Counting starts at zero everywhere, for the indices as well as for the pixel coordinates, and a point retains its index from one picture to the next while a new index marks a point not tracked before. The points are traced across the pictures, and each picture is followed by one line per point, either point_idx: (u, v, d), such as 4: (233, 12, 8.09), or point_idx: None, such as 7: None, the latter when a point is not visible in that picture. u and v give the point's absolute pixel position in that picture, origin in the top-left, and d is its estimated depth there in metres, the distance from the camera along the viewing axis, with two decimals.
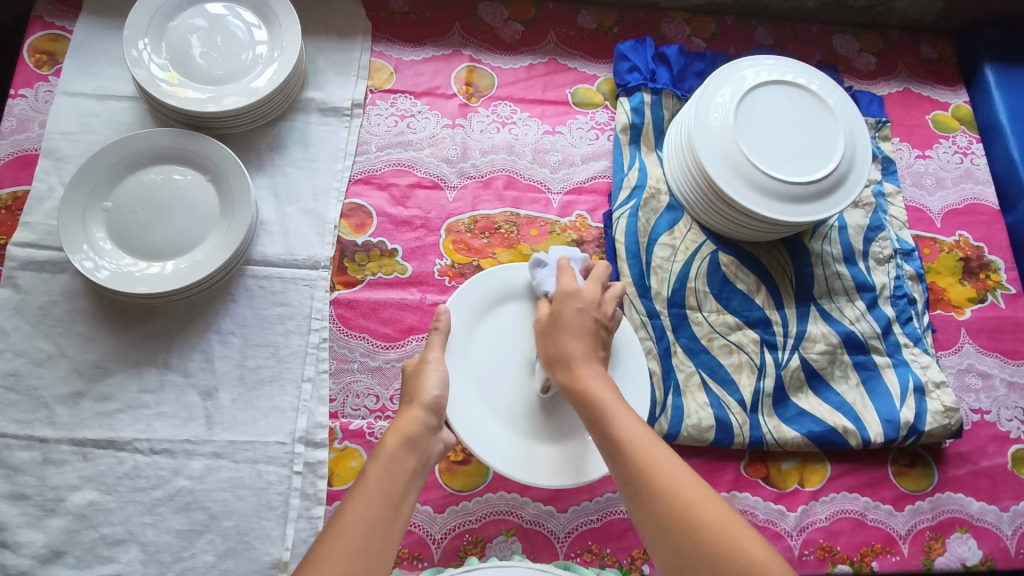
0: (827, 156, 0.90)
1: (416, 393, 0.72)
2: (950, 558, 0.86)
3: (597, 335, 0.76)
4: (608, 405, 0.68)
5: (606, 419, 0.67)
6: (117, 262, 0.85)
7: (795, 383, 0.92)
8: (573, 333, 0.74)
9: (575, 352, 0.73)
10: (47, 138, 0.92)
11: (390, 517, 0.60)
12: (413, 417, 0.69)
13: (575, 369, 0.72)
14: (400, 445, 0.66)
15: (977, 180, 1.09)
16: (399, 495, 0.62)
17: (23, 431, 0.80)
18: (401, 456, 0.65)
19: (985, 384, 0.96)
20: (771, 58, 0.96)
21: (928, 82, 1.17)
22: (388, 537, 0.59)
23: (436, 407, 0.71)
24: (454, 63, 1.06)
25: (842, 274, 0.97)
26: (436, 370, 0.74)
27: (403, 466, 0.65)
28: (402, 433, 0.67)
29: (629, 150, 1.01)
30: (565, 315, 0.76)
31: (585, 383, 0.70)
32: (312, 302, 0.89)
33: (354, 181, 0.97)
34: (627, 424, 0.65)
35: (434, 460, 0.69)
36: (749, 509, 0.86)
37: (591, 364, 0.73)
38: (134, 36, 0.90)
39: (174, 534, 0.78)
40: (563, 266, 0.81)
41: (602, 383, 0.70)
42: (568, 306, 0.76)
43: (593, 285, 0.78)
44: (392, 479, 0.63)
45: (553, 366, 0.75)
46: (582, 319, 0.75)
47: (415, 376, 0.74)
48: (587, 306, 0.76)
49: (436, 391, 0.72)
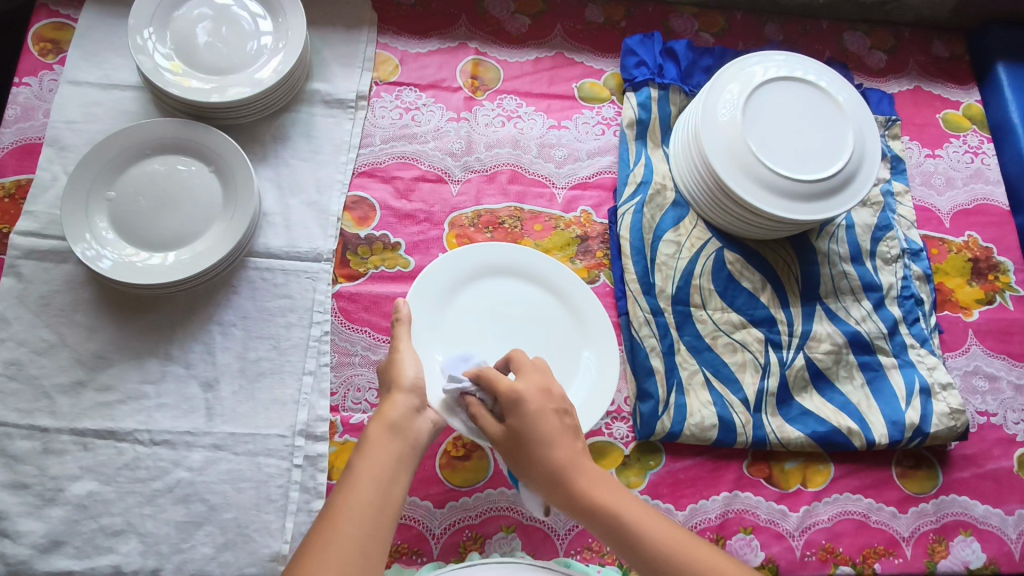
0: (837, 154, 0.89)
1: (396, 379, 0.71)
2: (953, 561, 0.86)
3: (564, 428, 0.67)
4: (623, 511, 0.63)
5: (608, 512, 0.63)
6: (119, 252, 0.84)
7: (799, 383, 0.91)
8: (545, 442, 0.66)
9: (555, 461, 0.65)
10: (51, 127, 0.92)
11: (380, 504, 0.60)
12: (396, 402, 0.69)
13: (570, 484, 0.65)
14: (382, 432, 0.66)
15: (988, 180, 1.08)
16: (389, 482, 0.62)
17: (24, 420, 0.79)
18: (386, 442, 0.65)
19: (992, 387, 0.95)
20: (780, 55, 0.95)
21: (939, 81, 1.15)
22: (380, 528, 0.58)
23: (417, 389, 0.71)
24: (460, 56, 1.05)
25: (848, 273, 0.96)
26: (408, 356, 0.74)
27: (388, 451, 0.64)
28: (385, 420, 0.67)
29: (636, 145, 1.00)
30: (521, 428, 0.66)
31: (580, 488, 0.65)
32: (314, 295, 0.89)
33: (358, 173, 0.96)
34: (655, 529, 0.61)
35: (424, 442, 0.68)
36: (751, 509, 0.86)
37: (581, 468, 0.66)
38: (139, 26, 0.90)
39: (173, 525, 0.77)
40: (488, 376, 0.70)
41: (605, 486, 0.65)
42: (523, 417, 0.67)
43: (529, 378, 0.70)
44: (381, 465, 0.63)
45: (535, 482, 0.67)
46: (543, 421, 0.66)
47: (392, 365, 0.73)
48: (541, 403, 0.67)
49: (413, 373, 0.72)
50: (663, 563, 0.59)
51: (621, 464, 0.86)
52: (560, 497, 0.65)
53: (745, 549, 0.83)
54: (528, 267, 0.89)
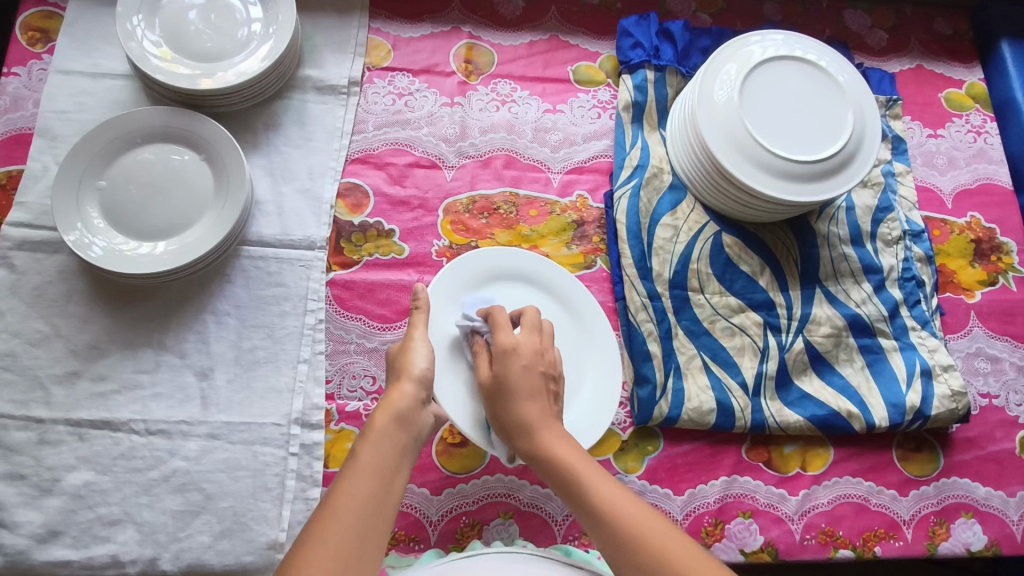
0: (836, 134, 0.88)
1: (404, 367, 0.70)
2: (955, 543, 0.85)
3: (544, 390, 0.71)
4: (584, 474, 0.64)
5: (564, 466, 0.65)
6: (110, 240, 0.84)
7: (798, 367, 0.90)
8: (521, 394, 0.69)
9: (526, 414, 0.68)
10: (41, 117, 0.91)
11: (382, 495, 0.59)
12: (403, 391, 0.68)
13: (536, 438, 0.68)
14: (389, 421, 0.65)
15: (991, 160, 1.06)
16: (389, 473, 0.62)
17: (19, 411, 0.79)
18: (391, 434, 0.64)
19: (994, 368, 0.94)
20: (779, 34, 0.93)
21: (942, 59, 1.13)
22: (382, 519, 0.58)
23: (426, 381, 0.70)
24: (453, 40, 1.04)
25: (848, 256, 0.95)
26: (421, 346, 0.72)
27: (392, 444, 0.64)
28: (392, 409, 0.66)
29: (632, 128, 0.99)
30: (502, 375, 0.70)
31: (543, 440, 0.67)
32: (309, 283, 0.88)
33: (351, 160, 0.96)
34: (607, 493, 0.62)
35: (425, 435, 0.68)
36: (750, 494, 0.85)
37: (551, 425, 0.69)
38: (127, 13, 0.89)
39: (170, 514, 0.77)
40: (496, 319, 0.74)
41: (569, 447, 0.67)
42: (508, 365, 0.70)
43: (530, 336, 0.72)
44: (384, 458, 0.62)
45: (506, 433, 0.70)
46: (527, 375, 0.70)
47: (402, 352, 0.72)
48: (530, 360, 0.71)
49: (424, 365, 0.71)
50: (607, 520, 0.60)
51: (619, 449, 0.86)
52: (523, 445, 0.68)
53: (744, 533, 0.83)
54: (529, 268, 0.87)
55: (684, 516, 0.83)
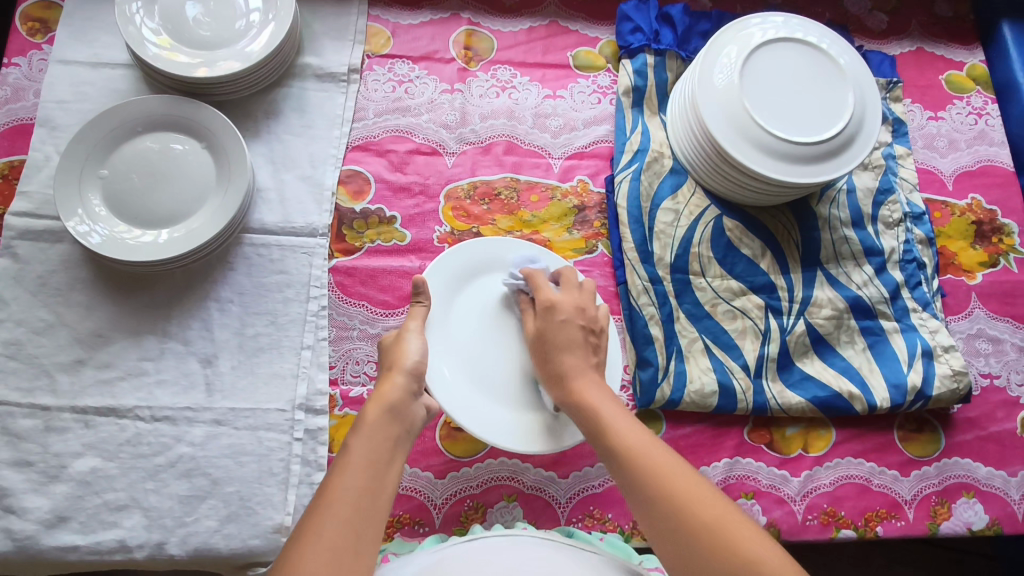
0: (836, 116, 0.88)
1: (397, 361, 0.72)
2: (956, 522, 0.85)
3: (585, 342, 0.77)
4: (611, 414, 0.69)
5: (590, 406, 0.71)
6: (111, 227, 0.84)
7: (800, 349, 0.90)
8: (563, 345, 0.76)
9: (566, 362, 0.75)
10: (42, 107, 0.91)
11: (377, 484, 0.60)
12: (395, 383, 0.69)
13: (571, 384, 0.73)
14: (381, 414, 0.66)
15: (992, 141, 1.06)
16: (384, 463, 0.62)
17: (25, 399, 0.80)
18: (383, 426, 0.65)
19: (996, 349, 0.95)
20: (780, 16, 0.93)
21: (942, 41, 1.13)
22: (378, 507, 0.59)
23: (418, 373, 0.72)
24: (452, 27, 1.04)
25: (849, 238, 0.95)
26: (414, 338, 0.75)
27: (385, 435, 0.65)
28: (384, 402, 0.67)
29: (632, 113, 0.99)
30: (547, 325, 0.78)
31: (578, 386, 0.73)
32: (311, 270, 0.89)
33: (352, 148, 0.96)
34: (627, 429, 0.66)
35: (417, 426, 0.69)
36: (752, 475, 0.86)
37: (587, 374, 0.74)
38: (126, 1, 0.89)
39: (176, 499, 0.78)
40: (536, 280, 0.82)
41: (601, 394, 0.72)
42: (550, 319, 0.78)
43: (569, 295, 0.80)
44: (376, 448, 0.63)
45: (546, 380, 0.77)
46: (565, 328, 0.77)
47: (395, 347, 0.74)
48: (570, 314, 0.78)
49: (417, 357, 0.73)
50: (624, 452, 0.64)
51: None
52: (560, 392, 0.74)
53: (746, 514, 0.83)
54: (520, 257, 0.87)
55: None
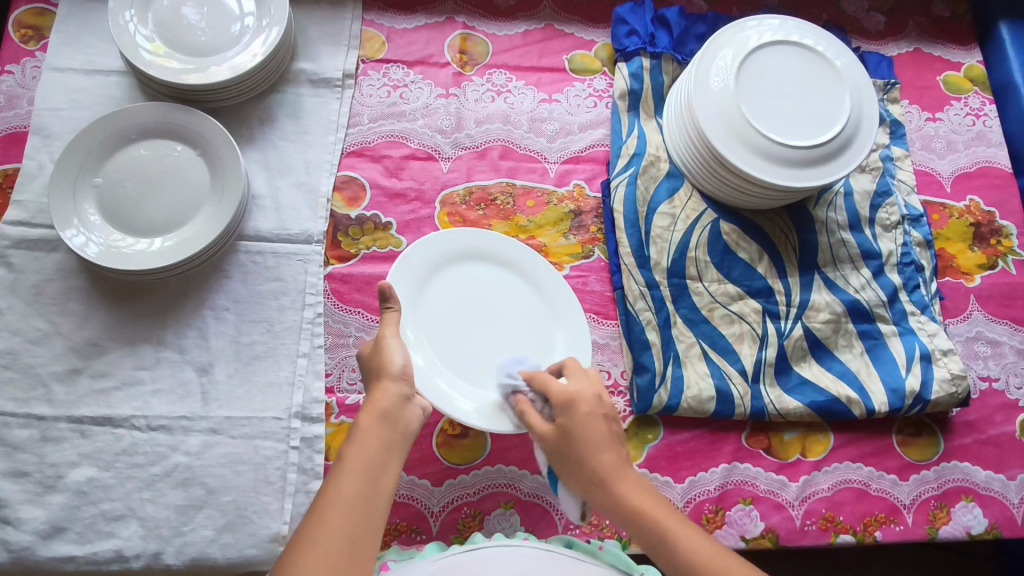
0: (832, 119, 0.87)
1: (382, 366, 0.70)
2: (955, 527, 0.85)
3: (612, 433, 0.67)
4: (670, 525, 0.61)
5: (643, 516, 0.62)
6: (107, 237, 0.84)
7: (798, 353, 0.90)
8: (592, 444, 0.66)
9: (601, 465, 0.65)
10: (36, 115, 0.91)
11: (370, 494, 0.59)
12: (385, 390, 0.67)
13: (610, 488, 0.64)
14: (374, 421, 0.65)
15: (990, 143, 1.05)
16: (376, 471, 0.61)
17: (20, 409, 0.80)
18: (376, 432, 0.64)
19: (995, 352, 0.94)
20: (776, 18, 0.93)
21: (940, 42, 1.12)
22: (372, 519, 0.58)
23: (405, 376, 0.70)
24: (447, 31, 1.03)
25: (847, 241, 0.95)
26: (396, 342, 0.72)
27: (378, 441, 0.63)
28: (375, 408, 0.66)
29: (628, 117, 0.99)
30: (568, 429, 0.67)
31: (623, 493, 0.64)
32: (306, 277, 0.88)
33: (347, 154, 0.95)
34: (695, 544, 0.60)
35: (414, 429, 0.68)
36: (750, 481, 0.85)
37: (626, 473, 0.65)
38: (119, 8, 0.88)
39: (173, 509, 0.78)
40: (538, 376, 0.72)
41: (645, 495, 0.64)
42: (572, 417, 0.67)
43: (582, 381, 0.70)
44: (369, 456, 0.62)
45: (577, 485, 0.66)
46: (590, 423, 0.67)
47: (377, 351, 0.71)
48: (592, 405, 0.68)
49: (401, 360, 0.70)
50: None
51: None
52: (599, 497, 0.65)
53: (744, 519, 0.83)
54: (489, 244, 0.88)
55: (685, 504, 0.83)
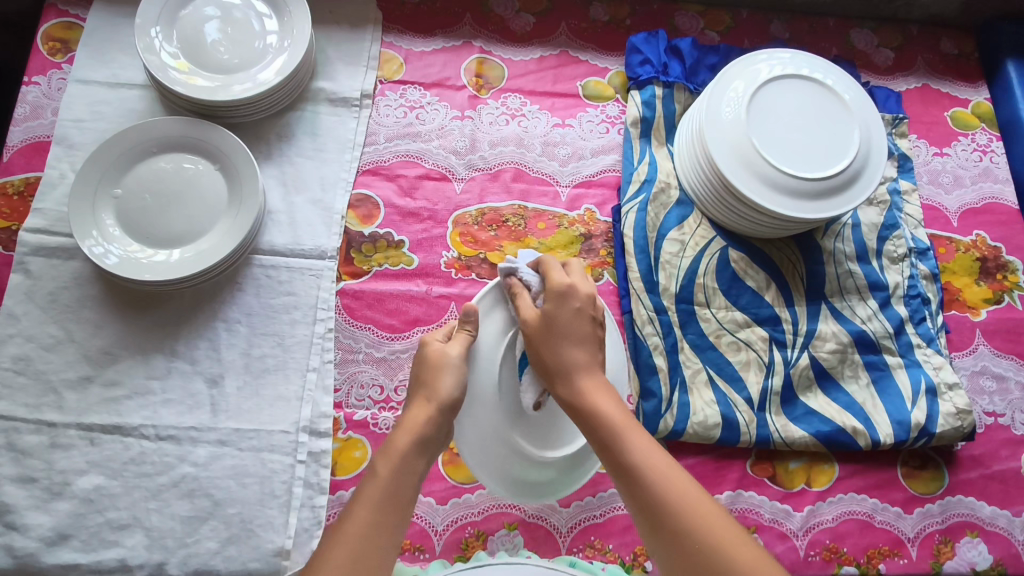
0: (841, 152, 0.88)
1: (433, 391, 0.68)
2: (960, 562, 0.85)
3: (593, 335, 0.72)
4: (626, 429, 0.65)
5: (593, 406, 0.67)
6: (125, 248, 0.85)
7: (804, 382, 0.90)
8: (575, 336, 0.70)
9: (574, 361, 0.69)
10: (59, 125, 0.93)
11: (396, 521, 0.60)
12: (427, 414, 0.67)
13: (580, 381, 0.69)
14: (411, 445, 0.65)
15: (996, 179, 1.07)
16: (410, 500, 0.63)
17: (31, 415, 0.80)
18: (413, 459, 0.65)
19: (1000, 387, 0.94)
20: (786, 52, 0.95)
21: (948, 79, 1.14)
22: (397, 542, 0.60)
23: (453, 408, 0.68)
24: (464, 55, 1.05)
25: (854, 273, 0.95)
26: (457, 368, 0.70)
27: (413, 469, 0.64)
28: (413, 431, 0.66)
29: (639, 144, 1.00)
30: (560, 310, 0.71)
31: (589, 393, 0.68)
32: (319, 292, 0.90)
33: (362, 171, 0.97)
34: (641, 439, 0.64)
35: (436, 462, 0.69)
36: (754, 509, 0.85)
37: (595, 373, 0.70)
38: (145, 25, 0.91)
39: (178, 519, 0.78)
40: (547, 264, 0.75)
41: (608, 395, 0.68)
42: (564, 306, 0.71)
43: (580, 278, 0.75)
44: (404, 481, 0.63)
45: (545, 372, 0.70)
46: (580, 318, 0.71)
47: (434, 366, 0.70)
48: (584, 302, 0.72)
49: (454, 392, 0.69)
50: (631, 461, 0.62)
51: None
52: (563, 389, 0.69)
53: None
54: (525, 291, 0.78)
55: None
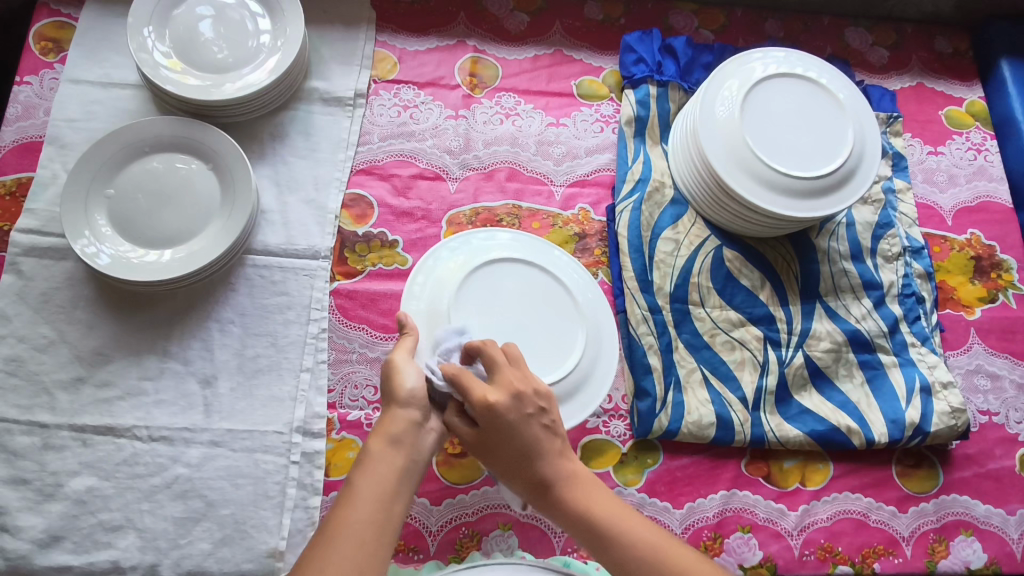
0: (835, 151, 0.88)
1: (393, 392, 0.67)
2: (954, 561, 0.85)
3: (546, 432, 0.66)
4: (613, 525, 0.63)
5: (575, 514, 0.64)
6: (117, 248, 0.85)
7: (798, 381, 0.90)
8: (530, 449, 0.65)
9: (537, 473, 0.65)
10: (51, 126, 0.92)
11: (380, 523, 0.59)
12: (395, 416, 0.66)
13: (552, 490, 0.65)
14: (384, 447, 0.64)
15: (991, 177, 1.07)
16: (390, 499, 0.61)
17: (24, 416, 0.80)
18: (387, 458, 0.63)
19: (994, 386, 0.95)
20: (780, 51, 0.95)
21: (943, 77, 1.14)
22: (383, 545, 0.59)
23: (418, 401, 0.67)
24: (458, 54, 1.05)
25: (848, 271, 0.95)
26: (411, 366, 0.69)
27: (391, 467, 0.63)
28: (385, 433, 0.65)
29: (634, 143, 1.00)
30: (490, 428, 0.64)
31: (564, 500, 0.65)
32: (312, 292, 0.89)
33: (356, 171, 0.97)
34: (631, 531, 0.62)
35: (426, 455, 0.66)
36: (749, 508, 0.85)
37: (565, 470, 0.66)
38: (138, 25, 0.90)
39: (171, 521, 0.78)
40: (457, 376, 0.66)
41: (582, 491, 0.65)
42: (500, 426, 0.64)
43: (503, 381, 0.66)
44: (380, 482, 0.62)
45: (521, 489, 0.67)
46: (520, 427, 0.64)
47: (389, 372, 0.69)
48: (516, 410, 0.64)
49: (413, 385, 0.68)
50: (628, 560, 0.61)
51: (619, 461, 0.86)
52: (544, 503, 0.66)
53: (742, 548, 0.83)
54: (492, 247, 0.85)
55: (683, 529, 0.83)
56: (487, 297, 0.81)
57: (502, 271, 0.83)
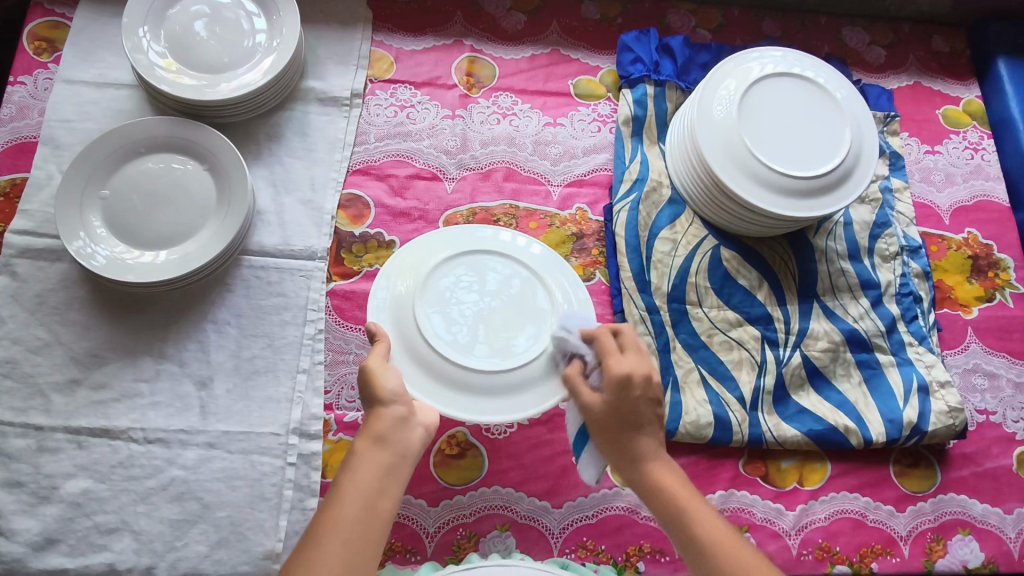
0: (833, 151, 0.88)
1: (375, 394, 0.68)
2: (951, 560, 0.85)
3: (653, 419, 0.70)
4: (691, 505, 0.66)
5: (658, 488, 0.68)
6: (112, 248, 0.84)
7: (796, 381, 0.90)
8: (632, 425, 0.69)
9: (633, 447, 0.69)
10: (46, 126, 0.92)
11: (366, 522, 0.60)
12: (381, 415, 0.66)
13: (643, 464, 0.69)
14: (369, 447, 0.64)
15: (988, 176, 1.07)
16: (376, 497, 0.62)
17: (18, 419, 0.80)
18: (373, 456, 0.64)
19: (992, 385, 0.95)
20: (777, 51, 0.95)
21: (940, 76, 1.14)
22: (370, 543, 0.59)
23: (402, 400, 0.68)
24: (455, 54, 1.05)
25: (846, 271, 0.95)
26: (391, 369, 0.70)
27: (376, 465, 0.63)
28: (371, 433, 0.65)
29: (631, 142, 1.00)
30: (606, 400, 0.70)
31: (652, 475, 0.68)
32: (309, 293, 0.89)
33: (352, 171, 0.96)
34: (708, 519, 0.65)
35: (415, 450, 0.67)
36: (747, 508, 0.85)
37: (660, 455, 0.70)
38: (133, 24, 0.90)
39: (167, 523, 0.77)
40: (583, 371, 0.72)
41: (672, 475, 0.69)
42: (616, 394, 0.69)
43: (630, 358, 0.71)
44: (365, 480, 0.62)
45: (611, 457, 0.71)
46: (637, 402, 0.69)
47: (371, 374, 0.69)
48: (637, 388, 0.69)
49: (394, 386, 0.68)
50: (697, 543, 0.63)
51: None
52: (631, 476, 0.69)
53: None
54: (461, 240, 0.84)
55: None
56: (458, 289, 0.81)
57: (486, 269, 0.82)
